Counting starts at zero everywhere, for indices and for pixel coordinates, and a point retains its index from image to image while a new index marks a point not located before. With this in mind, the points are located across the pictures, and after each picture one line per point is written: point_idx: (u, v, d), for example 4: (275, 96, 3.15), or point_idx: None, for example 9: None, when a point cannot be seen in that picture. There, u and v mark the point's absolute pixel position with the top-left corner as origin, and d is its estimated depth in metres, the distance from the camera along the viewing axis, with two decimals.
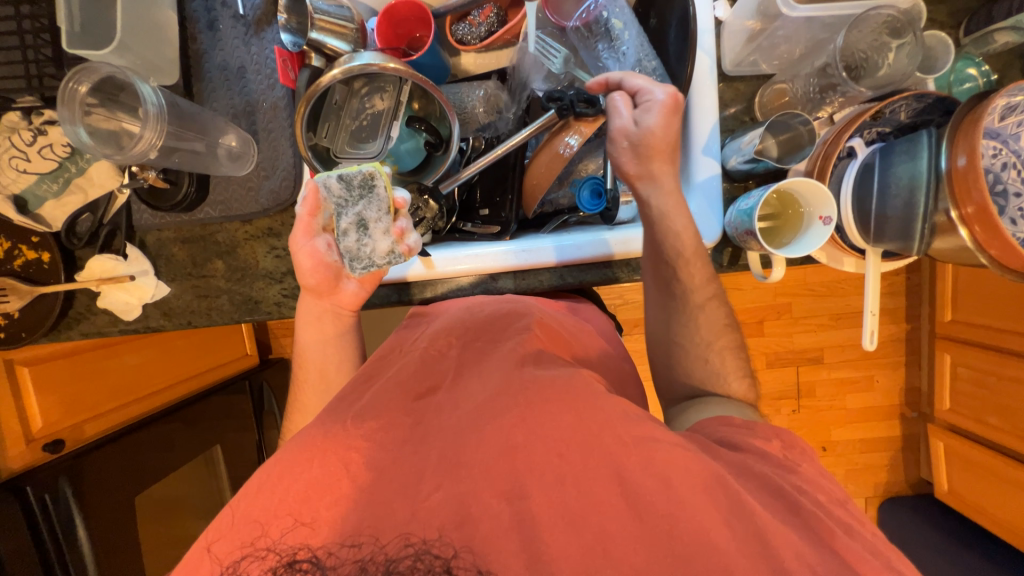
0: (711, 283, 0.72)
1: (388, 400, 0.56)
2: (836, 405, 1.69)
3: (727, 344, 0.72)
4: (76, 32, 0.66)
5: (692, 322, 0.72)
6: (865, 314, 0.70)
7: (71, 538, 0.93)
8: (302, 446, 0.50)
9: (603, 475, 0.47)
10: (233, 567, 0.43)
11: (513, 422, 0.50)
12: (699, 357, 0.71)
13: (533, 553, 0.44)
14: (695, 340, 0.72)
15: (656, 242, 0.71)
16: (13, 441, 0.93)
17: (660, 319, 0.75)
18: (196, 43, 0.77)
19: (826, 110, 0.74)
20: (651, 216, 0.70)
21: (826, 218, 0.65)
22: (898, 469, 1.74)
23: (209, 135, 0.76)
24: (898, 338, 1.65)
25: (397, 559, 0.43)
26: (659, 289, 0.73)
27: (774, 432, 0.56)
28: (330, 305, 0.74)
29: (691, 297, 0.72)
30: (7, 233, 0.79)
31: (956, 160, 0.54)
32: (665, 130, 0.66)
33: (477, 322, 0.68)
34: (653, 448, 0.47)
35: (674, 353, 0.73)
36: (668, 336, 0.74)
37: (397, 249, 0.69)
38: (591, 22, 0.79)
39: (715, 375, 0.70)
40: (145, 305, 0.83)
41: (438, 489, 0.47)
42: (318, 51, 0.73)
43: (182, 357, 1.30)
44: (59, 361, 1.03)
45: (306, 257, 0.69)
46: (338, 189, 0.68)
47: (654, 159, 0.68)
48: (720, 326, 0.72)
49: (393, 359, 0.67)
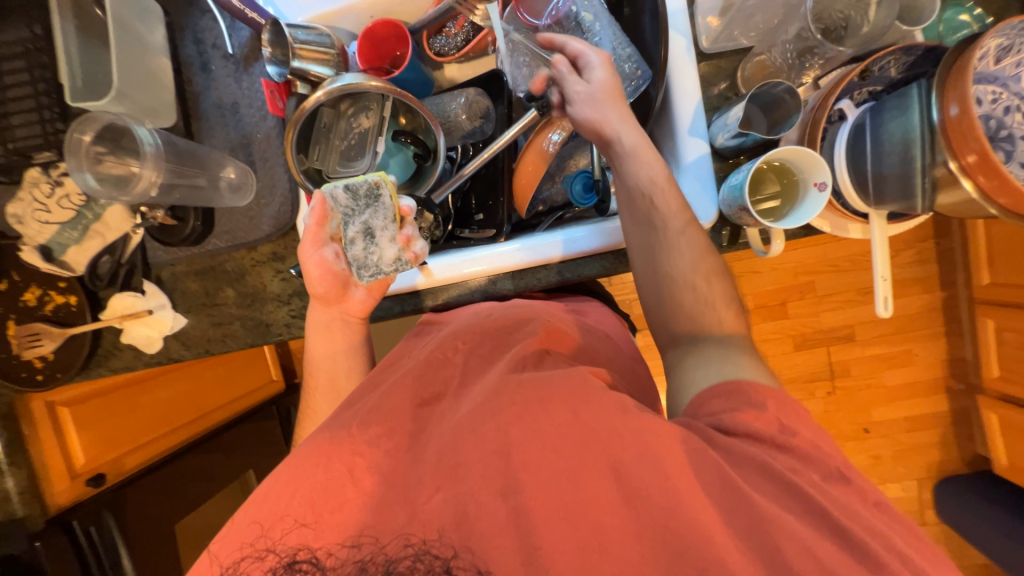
0: (687, 207, 0.66)
1: (391, 409, 0.57)
2: (874, 383, 1.61)
3: (713, 269, 0.64)
4: (78, 85, 0.71)
5: (675, 250, 0.64)
6: (876, 281, 0.67)
7: (117, 567, 0.97)
8: (307, 452, 0.53)
9: (597, 463, 0.49)
10: (233, 567, 0.49)
11: (510, 420, 0.52)
12: (687, 286, 0.64)
13: (527, 544, 0.47)
14: (681, 267, 0.64)
15: (624, 172, 0.66)
16: (58, 478, 0.96)
17: (643, 258, 0.66)
18: (192, 85, 0.81)
19: (810, 75, 0.72)
20: (616, 153, 0.67)
21: (822, 185, 0.63)
22: (948, 446, 1.64)
23: (209, 169, 0.81)
24: (935, 307, 1.56)
25: (397, 559, 0.47)
26: (637, 226, 0.66)
27: (767, 394, 0.52)
28: (339, 312, 0.76)
29: (671, 223, 0.65)
30: (39, 280, 0.85)
31: (948, 110, 0.51)
32: (610, 76, 0.68)
33: (488, 327, 0.68)
34: (649, 441, 0.49)
35: (661, 287, 0.65)
36: (654, 273, 0.66)
37: (404, 255, 0.70)
38: (562, 18, 0.80)
39: (705, 301, 0.64)
40: (166, 337, 0.86)
41: (438, 492, 0.50)
42: (304, 79, 0.75)
43: (211, 387, 1.33)
44: (96, 401, 1.08)
45: (314, 266, 0.72)
46: (348, 198, 0.69)
47: (610, 99, 0.67)
48: (703, 251, 0.65)
49: (399, 365, 0.68)
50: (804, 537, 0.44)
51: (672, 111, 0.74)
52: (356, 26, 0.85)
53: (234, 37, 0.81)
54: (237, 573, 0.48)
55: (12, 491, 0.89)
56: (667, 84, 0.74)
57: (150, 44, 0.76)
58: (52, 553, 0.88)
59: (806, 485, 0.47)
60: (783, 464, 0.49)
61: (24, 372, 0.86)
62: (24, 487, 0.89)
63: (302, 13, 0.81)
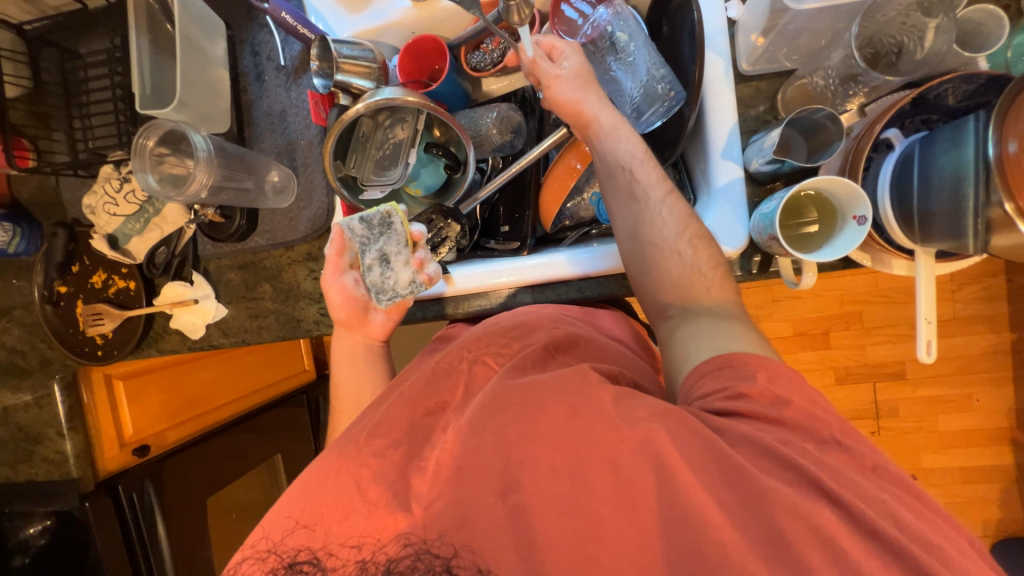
0: (665, 180, 0.70)
1: (400, 416, 0.59)
2: (925, 427, 1.48)
3: (697, 233, 0.67)
4: (147, 94, 0.78)
5: (657, 219, 0.68)
6: (918, 322, 0.63)
7: (152, 531, 1.07)
8: (320, 468, 0.56)
9: (605, 488, 0.48)
10: (233, 568, 0.52)
11: (507, 421, 0.54)
12: (673, 252, 0.67)
13: (527, 547, 0.48)
14: (665, 234, 0.67)
15: (603, 153, 0.71)
16: (109, 444, 1.05)
17: (629, 230, 0.69)
18: (247, 94, 0.88)
19: (855, 101, 0.69)
20: (594, 133, 0.72)
21: (861, 218, 0.60)
22: (1012, 505, 1.48)
23: (256, 173, 0.87)
24: (1002, 349, 1.42)
25: (397, 559, 0.50)
26: (621, 200, 0.70)
27: (758, 365, 0.55)
28: (361, 337, 0.79)
29: (651, 194, 0.69)
30: (105, 265, 0.95)
31: (1005, 146, 0.46)
32: (583, 63, 0.73)
33: (495, 332, 0.71)
34: (646, 430, 0.50)
35: (648, 256, 0.68)
36: (640, 240, 0.68)
37: (419, 277, 0.73)
38: (597, 38, 0.78)
39: (691, 266, 0.66)
40: (208, 325, 0.93)
41: (440, 497, 0.52)
42: (346, 90, 0.79)
43: (247, 373, 1.39)
44: (148, 377, 1.16)
45: (337, 292, 0.75)
46: (363, 231, 0.75)
47: (586, 83, 0.72)
48: (686, 218, 0.68)
49: (410, 373, 0.71)
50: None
51: (706, 131, 0.73)
52: (398, 40, 0.89)
53: (287, 51, 0.86)
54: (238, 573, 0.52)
55: (68, 454, 0.98)
56: (703, 102, 0.72)
57: (212, 57, 0.83)
58: (98, 514, 0.99)
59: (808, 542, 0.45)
60: None
61: (86, 347, 0.95)
62: (80, 446, 0.99)
63: (349, 28, 0.86)
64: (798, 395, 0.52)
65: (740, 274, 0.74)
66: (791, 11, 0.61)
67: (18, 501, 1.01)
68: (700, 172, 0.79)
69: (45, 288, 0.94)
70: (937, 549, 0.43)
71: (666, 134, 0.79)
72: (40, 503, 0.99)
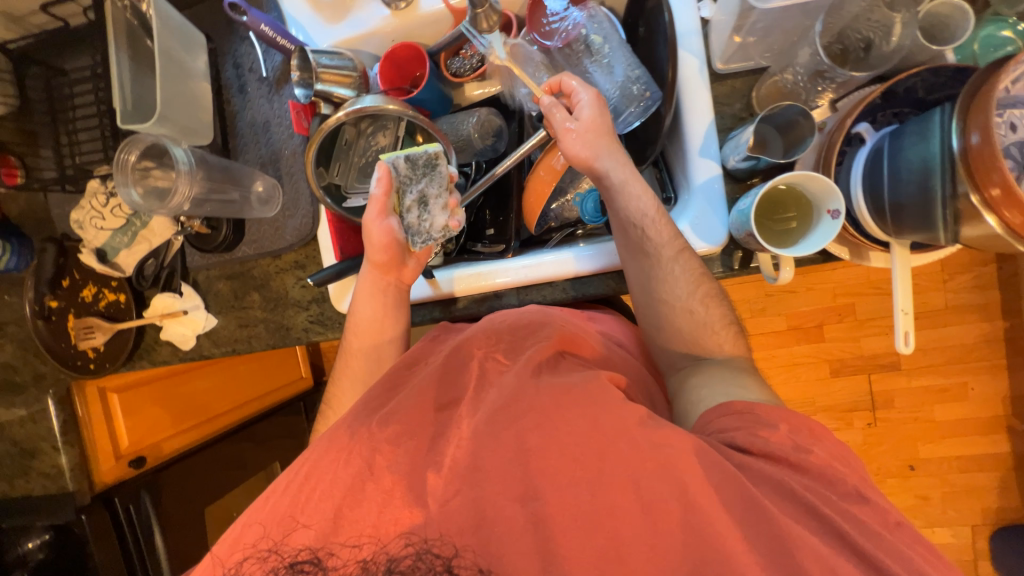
0: (678, 237, 0.70)
1: (412, 408, 0.61)
2: (922, 417, 1.48)
3: (709, 292, 0.69)
4: (128, 110, 0.78)
5: (669, 278, 0.69)
6: (896, 313, 0.63)
7: (150, 544, 1.06)
8: (329, 448, 0.58)
9: (620, 487, 0.52)
10: (235, 568, 0.53)
11: (530, 427, 0.56)
12: (683, 309, 0.70)
13: (543, 547, 0.51)
14: (675, 293, 0.69)
15: (616, 210, 0.71)
16: (105, 457, 1.05)
17: (642, 287, 0.71)
18: (231, 106, 0.89)
19: (826, 96, 0.69)
20: (608, 188, 0.71)
21: (835, 212, 0.61)
22: (1010, 493, 1.48)
23: (242, 184, 0.87)
24: (995, 337, 1.42)
25: (398, 558, 0.52)
26: (631, 255, 0.71)
27: (781, 418, 0.56)
28: (393, 280, 0.79)
29: (663, 254, 0.69)
30: (95, 279, 0.96)
31: (969, 138, 0.47)
32: (601, 115, 0.70)
33: (501, 330, 0.71)
34: (670, 455, 0.51)
35: (661, 313, 0.71)
36: (652, 297, 0.71)
37: (450, 224, 0.77)
38: (572, 41, 0.79)
39: (701, 325, 0.69)
40: (199, 335, 0.93)
41: (457, 495, 0.54)
42: (326, 100, 0.80)
43: (244, 381, 1.39)
44: (142, 389, 1.16)
45: (379, 234, 0.75)
46: (409, 169, 0.74)
47: (601, 137, 0.70)
48: (697, 275, 0.70)
49: (417, 368, 0.70)
50: (795, 562, 0.46)
51: (683, 130, 0.74)
52: (378, 49, 0.89)
53: (269, 62, 0.87)
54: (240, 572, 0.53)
55: (65, 467, 0.98)
56: (679, 100, 0.73)
57: (194, 70, 0.84)
58: (96, 529, 0.99)
59: (782, 530, 0.47)
60: (769, 504, 0.50)
61: (79, 361, 0.95)
62: (76, 462, 0.99)
63: (329, 38, 0.86)
64: (821, 448, 0.54)
65: (722, 271, 0.74)
66: (758, 10, 0.60)
67: (17, 516, 1.01)
68: (679, 170, 0.80)
69: (34, 304, 0.94)
70: (915, 567, 0.46)
71: (647, 133, 0.79)
72: (38, 517, 0.99)
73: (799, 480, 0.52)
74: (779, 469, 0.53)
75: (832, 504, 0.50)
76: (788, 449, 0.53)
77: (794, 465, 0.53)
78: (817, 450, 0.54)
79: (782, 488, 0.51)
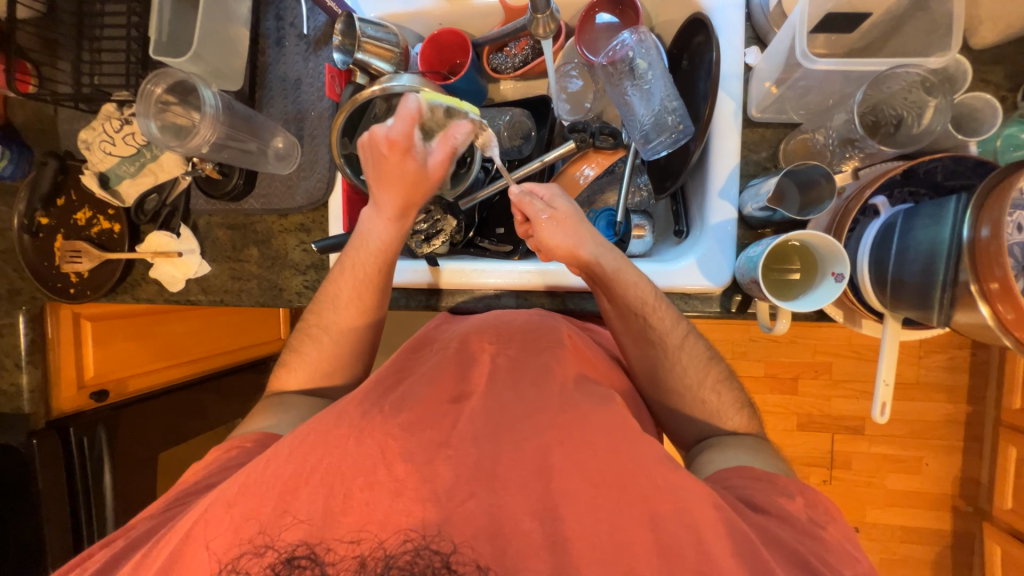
0: (679, 322, 0.72)
1: (424, 396, 0.63)
2: (875, 483, 1.53)
3: (719, 378, 0.72)
4: (163, 41, 0.79)
5: (677, 365, 0.71)
6: (877, 384, 0.65)
7: (98, 476, 1.03)
8: (339, 421, 0.58)
9: (633, 519, 0.53)
10: (233, 563, 0.51)
11: (550, 443, 0.57)
12: (695, 399, 0.71)
13: (560, 569, 0.50)
14: (685, 382, 0.71)
15: (615, 297, 0.71)
16: (67, 385, 1.01)
17: (649, 372, 0.73)
18: (265, 57, 0.88)
19: (850, 164, 0.71)
20: (604, 276, 0.71)
21: (839, 275, 0.63)
22: (943, 569, 1.54)
23: (261, 137, 0.86)
24: (957, 419, 1.48)
25: (396, 555, 0.51)
26: (637, 342, 0.72)
27: (797, 487, 0.59)
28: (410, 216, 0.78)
29: (668, 340, 0.71)
30: (92, 204, 0.93)
31: (979, 231, 0.48)
32: (567, 205, 0.74)
33: (513, 330, 0.74)
34: (685, 499, 0.52)
35: (670, 398, 0.72)
36: (661, 385, 0.73)
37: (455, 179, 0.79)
38: (618, 61, 0.78)
39: (713, 415, 0.70)
40: (188, 279, 0.91)
41: (472, 497, 0.54)
42: (364, 70, 0.80)
43: (221, 332, 1.37)
44: (118, 322, 1.11)
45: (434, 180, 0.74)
46: (437, 116, 0.71)
47: (579, 224, 0.73)
48: (705, 360, 0.72)
49: (424, 354, 0.74)
50: None
51: (707, 170, 0.76)
52: (424, 30, 0.89)
53: (312, 21, 0.86)
54: (238, 569, 0.51)
55: (24, 387, 0.94)
56: (708, 138, 0.75)
57: (235, 14, 0.83)
58: (45, 455, 0.95)
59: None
60: (772, 554, 0.51)
61: (59, 284, 0.93)
62: (36, 385, 0.95)
63: (377, 8, 0.85)
64: (832, 526, 0.56)
65: (720, 311, 0.76)
66: (804, 68, 0.62)
67: None
68: (696, 207, 0.81)
69: (25, 217, 0.92)
70: None
71: (670, 163, 0.81)
72: None
73: (809, 546, 0.53)
74: (794, 536, 0.54)
75: (829, 565, 0.51)
76: (800, 518, 0.55)
77: (786, 519, 0.55)
78: (832, 528, 0.56)
79: (795, 555, 0.51)
